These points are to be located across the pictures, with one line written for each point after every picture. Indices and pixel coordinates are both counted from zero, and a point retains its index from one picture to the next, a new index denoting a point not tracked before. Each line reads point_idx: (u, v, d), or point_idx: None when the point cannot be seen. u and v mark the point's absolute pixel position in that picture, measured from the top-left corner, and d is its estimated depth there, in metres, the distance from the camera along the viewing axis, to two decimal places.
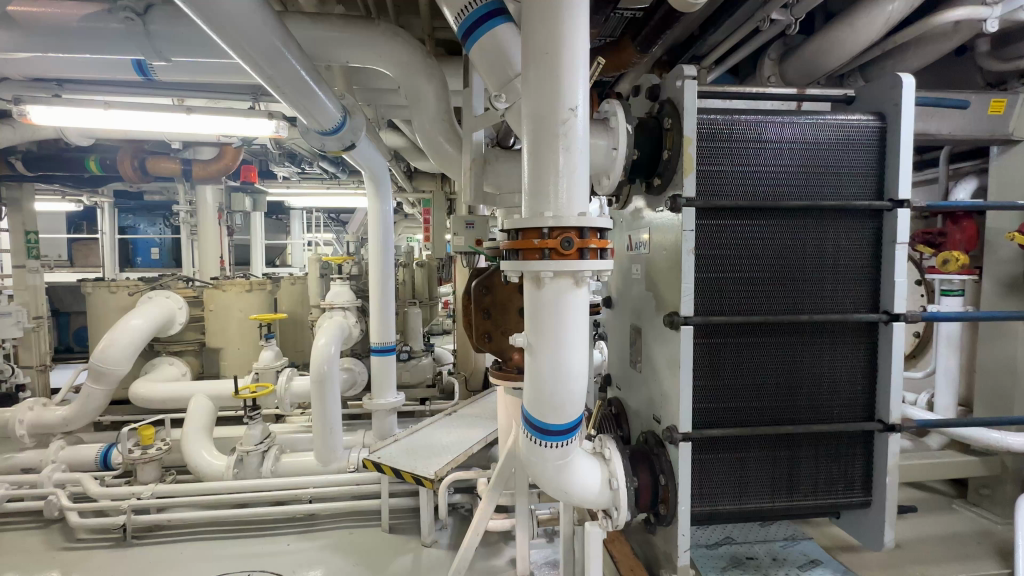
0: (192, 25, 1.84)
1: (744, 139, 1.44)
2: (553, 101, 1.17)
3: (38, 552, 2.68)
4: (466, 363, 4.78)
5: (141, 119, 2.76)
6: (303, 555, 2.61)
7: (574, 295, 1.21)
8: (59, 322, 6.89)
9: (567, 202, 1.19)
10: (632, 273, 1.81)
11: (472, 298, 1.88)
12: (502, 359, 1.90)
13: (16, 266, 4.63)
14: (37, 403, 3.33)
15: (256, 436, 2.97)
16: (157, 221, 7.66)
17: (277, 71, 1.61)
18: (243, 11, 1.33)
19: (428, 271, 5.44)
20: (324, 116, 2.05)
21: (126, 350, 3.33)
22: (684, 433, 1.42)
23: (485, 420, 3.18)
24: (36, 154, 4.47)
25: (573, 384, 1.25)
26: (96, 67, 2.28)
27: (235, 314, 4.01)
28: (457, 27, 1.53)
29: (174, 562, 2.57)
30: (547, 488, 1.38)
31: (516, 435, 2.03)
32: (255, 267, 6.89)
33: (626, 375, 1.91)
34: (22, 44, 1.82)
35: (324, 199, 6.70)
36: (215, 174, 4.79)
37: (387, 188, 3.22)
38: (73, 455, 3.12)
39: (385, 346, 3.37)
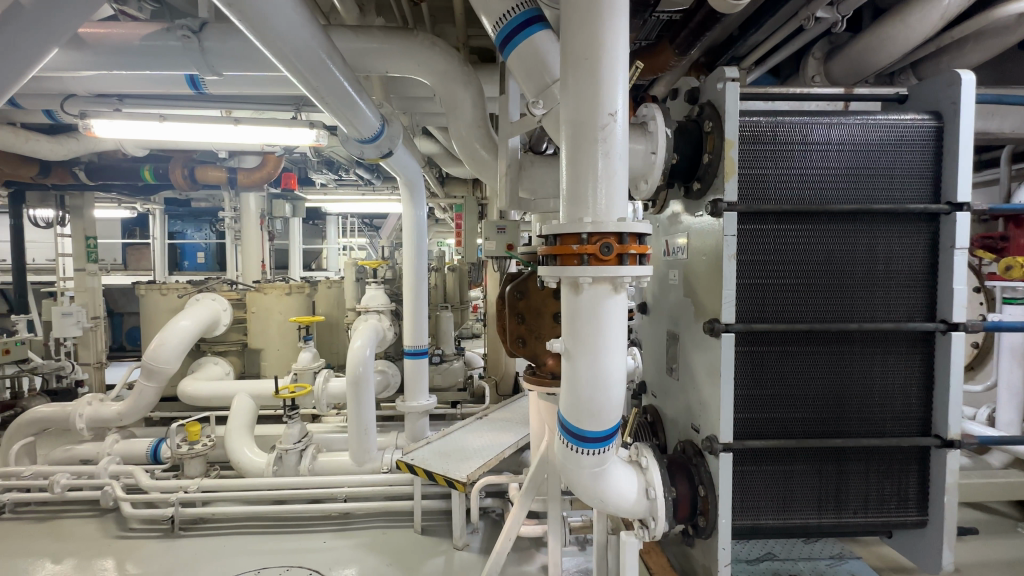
0: (241, 40, 1.94)
1: (788, 141, 1.40)
2: (592, 107, 1.17)
3: (95, 539, 2.84)
4: (497, 367, 4.80)
5: (193, 130, 2.91)
6: (339, 553, 2.67)
7: (613, 302, 1.20)
8: (114, 322, 7.36)
9: (606, 208, 1.18)
10: (669, 279, 1.78)
11: (507, 301, 1.89)
12: (535, 363, 1.89)
13: (77, 269, 4.95)
14: (95, 398, 3.53)
15: (294, 434, 3.07)
16: (204, 226, 8.06)
17: (322, 83, 1.67)
18: (292, 24, 1.38)
19: (459, 276, 5.50)
20: (364, 124, 2.11)
21: (175, 350, 3.50)
22: (725, 443, 1.39)
23: (517, 425, 3.19)
24: (96, 165, 4.77)
25: (611, 391, 1.23)
26: (152, 83, 2.41)
27: (275, 316, 4.16)
28: (495, 35, 1.54)
29: (217, 554, 2.67)
30: (582, 495, 1.37)
31: (549, 441, 2.02)
32: (292, 271, 7.14)
33: (661, 382, 1.88)
34: (89, 63, 1.94)
35: (360, 205, 6.88)
36: (258, 181, 5.00)
37: (421, 193, 3.28)
38: (127, 448, 3.30)
39: (418, 349, 3.41)
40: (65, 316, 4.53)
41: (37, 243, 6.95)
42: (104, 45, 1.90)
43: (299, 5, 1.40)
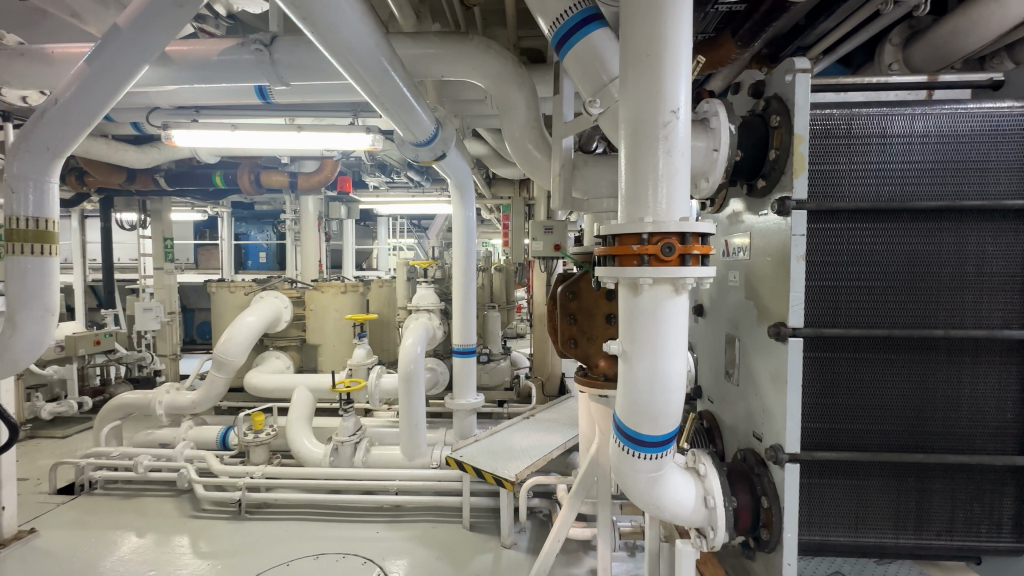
0: (307, 51, 2.03)
1: (864, 135, 1.32)
2: (653, 104, 1.15)
3: (172, 517, 3.07)
4: (542, 368, 4.80)
5: (261, 137, 3.09)
6: (391, 543, 2.76)
7: (674, 303, 1.17)
8: (186, 317, 7.95)
9: (667, 207, 1.16)
10: (728, 281, 1.71)
11: (558, 302, 1.88)
12: (587, 365, 1.87)
13: (157, 268, 5.39)
14: (172, 387, 3.81)
15: (349, 427, 3.21)
16: (265, 228, 8.56)
17: (383, 89, 1.73)
18: (358, 34, 1.44)
19: (506, 276, 5.54)
20: (419, 128, 2.16)
21: (242, 343, 3.73)
22: (792, 454, 1.32)
23: (564, 426, 3.16)
24: (174, 171, 5.16)
25: (669, 395, 1.20)
26: (226, 94, 2.58)
27: (332, 313, 4.35)
28: (552, 36, 1.54)
29: (279, 538, 2.83)
30: (636, 500, 1.34)
31: (600, 443, 2.00)
32: (346, 270, 7.44)
33: (719, 388, 1.81)
34: (173, 78, 2.11)
35: (409, 207, 7.06)
36: (317, 185, 5.24)
37: (471, 195, 3.32)
38: (200, 435, 3.55)
39: (466, 347, 3.46)
40: (146, 310, 4.93)
41: (122, 244, 7.61)
42: (187, 61, 2.05)
43: (365, 17, 1.46)
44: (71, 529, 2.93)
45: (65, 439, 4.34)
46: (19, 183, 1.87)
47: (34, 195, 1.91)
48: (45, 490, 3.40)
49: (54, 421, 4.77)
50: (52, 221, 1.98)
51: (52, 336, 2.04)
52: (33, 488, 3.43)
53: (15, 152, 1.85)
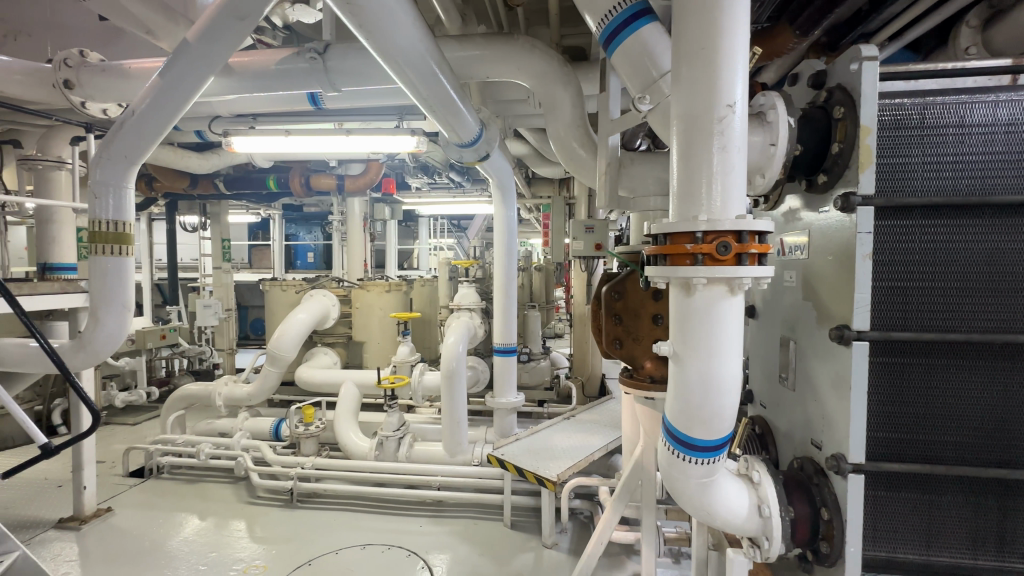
0: (359, 57, 2.09)
1: (937, 125, 1.23)
2: (709, 98, 1.11)
3: (231, 502, 3.26)
4: (582, 368, 4.74)
5: (313, 141, 3.23)
6: (434, 538, 2.81)
7: (729, 304, 1.13)
8: (241, 314, 8.40)
9: (722, 206, 1.12)
10: (783, 281, 1.64)
11: (603, 302, 1.86)
12: (632, 366, 1.84)
13: (216, 268, 5.73)
14: (230, 380, 4.02)
15: (394, 423, 3.30)
16: (313, 229, 8.93)
17: (431, 92, 1.77)
18: (409, 39, 1.48)
19: (545, 275, 5.54)
20: (464, 129, 2.19)
21: (293, 338, 3.91)
22: (856, 464, 1.25)
23: (606, 428, 3.12)
24: (232, 176, 5.47)
25: (723, 399, 1.17)
26: (282, 101, 2.71)
27: (377, 311, 4.48)
28: (600, 33, 1.53)
29: (328, 527, 2.94)
30: (687, 506, 1.31)
31: (645, 446, 1.96)
32: (389, 270, 7.65)
33: (772, 392, 1.74)
34: (235, 88, 2.23)
35: (450, 207, 7.17)
36: (362, 187, 5.41)
37: (513, 195, 3.33)
38: (255, 425, 3.74)
39: (507, 346, 3.47)
40: (206, 307, 5.24)
41: (185, 244, 8.13)
42: (248, 71, 2.16)
43: (415, 21, 1.49)
44: (141, 510, 3.15)
45: (136, 426, 4.69)
46: (101, 190, 2.04)
47: (113, 199, 2.07)
48: (120, 472, 3.68)
49: (127, 409, 5.15)
50: (128, 223, 2.13)
51: (127, 331, 2.24)
52: (109, 470, 3.72)
53: (97, 160, 2.02)
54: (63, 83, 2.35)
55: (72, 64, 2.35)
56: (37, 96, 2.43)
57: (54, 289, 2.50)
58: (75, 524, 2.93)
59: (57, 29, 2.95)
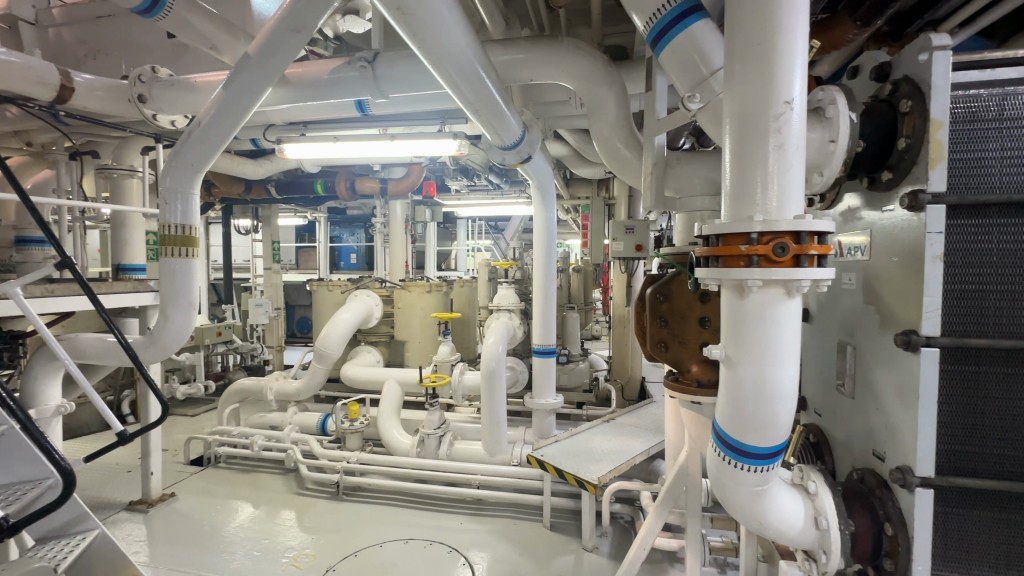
0: (406, 64, 2.15)
1: (1019, 116, 1.15)
2: (765, 95, 1.08)
3: (282, 493, 3.41)
4: (622, 370, 4.67)
5: (360, 147, 3.34)
6: (474, 535, 2.85)
7: (786, 307, 1.09)
8: (288, 313, 8.79)
9: (778, 206, 1.09)
10: (841, 284, 1.57)
11: (647, 304, 1.84)
12: (678, 370, 1.81)
13: (267, 268, 6.02)
14: (280, 375, 4.21)
15: (435, 420, 3.37)
16: (356, 231, 9.23)
17: (477, 96, 1.80)
18: (457, 45, 1.52)
19: (584, 277, 5.51)
20: (508, 132, 2.21)
21: (339, 337, 4.05)
22: (924, 477, 1.18)
23: (647, 432, 3.07)
24: (283, 181, 5.73)
25: (779, 405, 1.13)
26: (332, 109, 2.83)
27: (418, 311, 4.59)
28: (647, 32, 1.51)
29: (373, 520, 3.03)
30: (739, 515, 1.28)
31: (690, 451, 1.92)
32: (428, 270, 7.80)
33: (828, 400, 1.66)
34: (290, 97, 2.34)
35: (488, 209, 7.24)
36: (404, 190, 5.54)
37: (552, 197, 3.34)
38: (303, 420, 3.90)
39: (547, 347, 3.47)
40: (258, 306, 5.52)
41: (238, 246, 8.59)
42: (302, 81, 2.27)
43: (464, 28, 1.52)
44: (201, 496, 3.35)
45: (195, 417, 4.99)
46: (171, 196, 2.19)
47: (181, 205, 2.22)
48: (182, 461, 3.93)
49: (187, 401, 5.49)
50: (193, 227, 2.28)
51: (192, 327, 2.41)
52: (172, 458, 3.98)
53: (167, 169, 2.16)
54: (138, 97, 2.53)
55: (145, 80, 2.53)
56: (114, 110, 2.63)
57: (127, 288, 2.70)
58: (143, 507, 3.16)
59: (130, 47, 3.18)
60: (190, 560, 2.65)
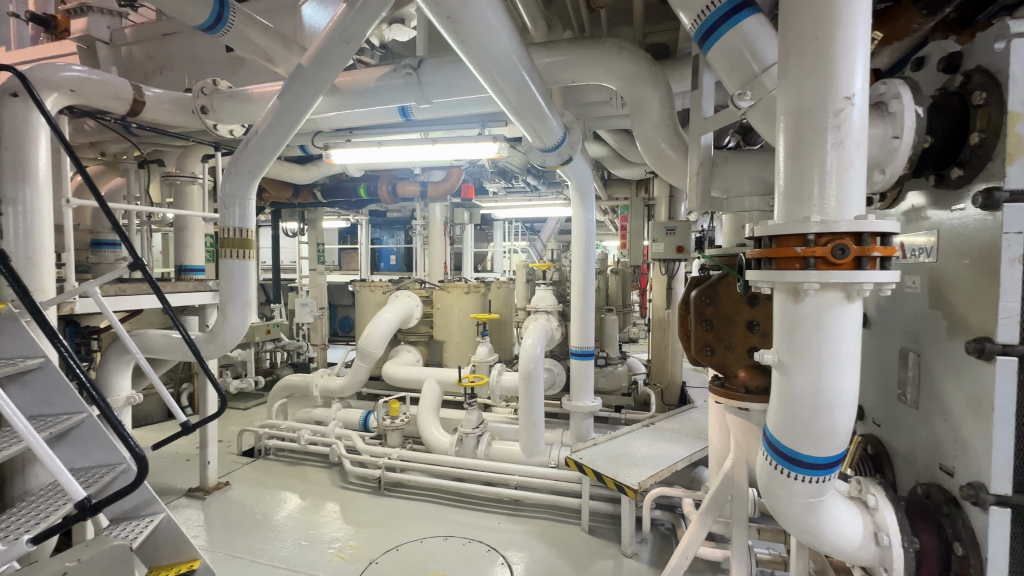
0: (449, 70, 2.19)
1: None
2: (823, 91, 1.04)
3: (326, 485, 3.54)
4: (662, 374, 4.59)
5: (403, 151, 3.43)
6: (512, 536, 2.86)
7: (845, 311, 1.05)
8: (332, 312, 9.11)
9: (838, 206, 1.04)
10: (905, 287, 1.48)
11: (692, 307, 1.80)
12: (725, 375, 1.76)
13: (313, 269, 6.27)
14: (325, 372, 4.37)
15: (473, 420, 3.41)
16: (396, 233, 9.46)
17: (521, 99, 1.81)
18: (503, 50, 1.54)
19: (622, 278, 5.44)
20: (549, 134, 2.22)
21: (381, 336, 4.17)
22: (998, 495, 1.10)
23: (689, 437, 3.00)
24: (328, 186, 5.96)
25: (837, 414, 1.08)
26: (376, 115, 2.91)
27: (456, 312, 4.66)
28: (695, 31, 1.48)
29: (413, 516, 3.10)
30: (791, 527, 1.24)
31: (737, 459, 1.86)
32: (465, 271, 7.90)
33: (889, 410, 1.57)
34: (339, 105, 2.44)
35: (525, 211, 7.26)
36: (443, 193, 5.63)
37: (591, 198, 3.31)
38: (346, 416, 4.04)
39: (585, 350, 3.44)
40: (303, 305, 5.74)
41: (286, 248, 8.98)
42: (350, 89, 2.36)
43: (510, 32, 1.54)
44: (253, 486, 3.53)
45: (246, 411, 5.25)
46: (231, 202, 2.32)
47: (239, 210, 2.35)
48: (235, 452, 4.15)
49: (239, 395, 5.79)
50: (250, 230, 2.40)
51: (248, 325, 2.54)
52: (226, 449, 4.20)
53: (228, 176, 2.29)
54: (201, 109, 2.70)
55: (207, 92, 2.70)
56: (179, 121, 2.81)
57: (189, 288, 2.88)
58: (201, 494, 3.35)
59: (193, 62, 3.40)
60: (243, 546, 2.79)
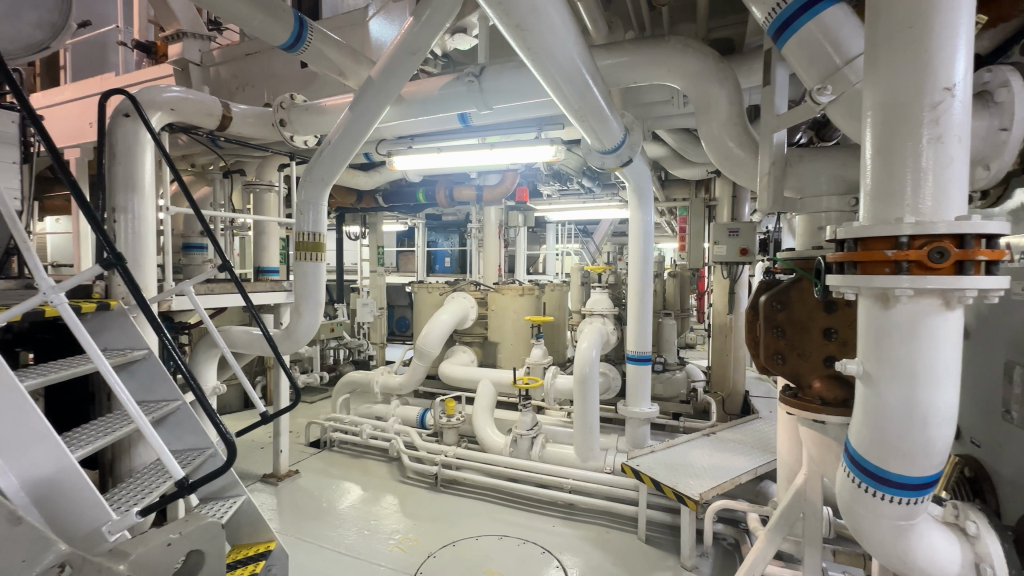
0: (512, 76, 2.23)
1: None
2: (917, 82, 0.97)
3: (386, 479, 3.68)
4: (723, 382, 4.39)
5: (462, 157, 3.52)
6: (566, 539, 2.85)
7: (943, 320, 0.97)
8: (390, 312, 9.47)
9: (935, 207, 0.97)
10: (1012, 294, 1.34)
11: (762, 313, 1.72)
12: (797, 385, 1.67)
13: (374, 271, 6.55)
14: (385, 370, 4.54)
15: (528, 422, 3.43)
16: (451, 236, 9.71)
17: (583, 103, 1.82)
18: (568, 55, 1.55)
19: (680, 282, 5.26)
20: (609, 137, 2.21)
21: (437, 336, 4.29)
22: None
23: (754, 450, 2.85)
24: (389, 191, 6.21)
25: (933, 431, 1.00)
26: (437, 122, 3.01)
27: (511, 313, 4.70)
28: (768, 25, 1.42)
29: (468, 513, 3.16)
30: (876, 551, 1.16)
31: (809, 474, 1.75)
32: (518, 274, 7.93)
33: (991, 430, 1.43)
34: (405, 114, 2.54)
35: (579, 213, 7.19)
36: (498, 196, 5.71)
37: (650, 199, 3.24)
38: (405, 413, 4.19)
39: (641, 354, 3.36)
40: (364, 306, 6.00)
41: (349, 250, 9.45)
42: (416, 98, 2.45)
43: (575, 37, 1.55)
44: (319, 475, 3.74)
45: (312, 405, 5.56)
46: (307, 208, 2.48)
47: (313, 215, 2.50)
48: (303, 442, 4.41)
49: (306, 389, 6.14)
50: (322, 234, 2.56)
51: (318, 325, 2.70)
52: (295, 440, 4.48)
53: (303, 184, 2.45)
54: (280, 122, 2.91)
55: (286, 106, 2.90)
56: (261, 134, 3.05)
57: (267, 288, 3.11)
58: (274, 480, 3.60)
59: (271, 79, 3.67)
60: (311, 531, 2.96)
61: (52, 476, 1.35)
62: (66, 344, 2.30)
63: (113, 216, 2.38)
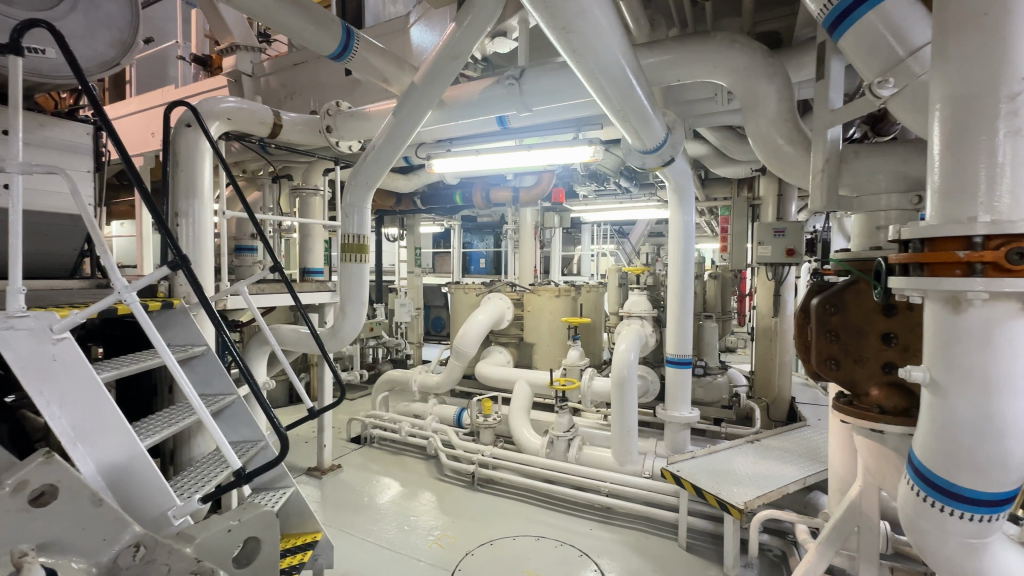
0: (552, 77, 2.23)
1: None
2: (993, 72, 0.91)
3: (424, 476, 3.75)
4: (766, 388, 4.29)
5: (499, 159, 3.54)
6: (604, 543, 2.82)
7: (1021, 325, 0.91)
8: (426, 312, 9.64)
9: (1014, 204, 0.90)
10: None
11: (814, 316, 1.65)
12: (853, 392, 1.60)
13: (411, 272, 6.69)
14: (423, 369, 4.62)
15: (564, 424, 3.42)
16: (486, 237, 9.79)
17: (625, 102, 1.80)
18: (611, 54, 1.54)
19: (722, 284, 5.11)
20: (651, 136, 2.18)
21: (474, 337, 4.34)
22: None
23: (802, 458, 2.74)
24: (426, 194, 6.33)
25: (1009, 444, 0.94)
26: (476, 125, 3.05)
27: (547, 314, 4.70)
28: (822, 17, 1.36)
29: (504, 513, 3.18)
30: (943, 569, 1.09)
31: (865, 486, 1.68)
32: (553, 274, 7.92)
33: None
34: (446, 118, 2.59)
35: (616, 214, 7.09)
36: (535, 198, 5.69)
37: (691, 199, 3.16)
38: (442, 411, 4.25)
39: (681, 358, 3.28)
40: (402, 306, 6.14)
41: (387, 252, 9.69)
42: (457, 103, 2.49)
43: (619, 36, 1.54)
44: (360, 470, 3.85)
45: (353, 401, 5.73)
46: (354, 211, 2.56)
47: (358, 217, 2.57)
48: (345, 438, 4.55)
49: (346, 386, 6.34)
50: (366, 236, 2.63)
51: (362, 323, 2.79)
52: (338, 435, 4.63)
53: (349, 187, 2.53)
54: (326, 128, 3.02)
55: (332, 113, 3.02)
56: (308, 140, 3.18)
57: (313, 288, 3.24)
58: (318, 473, 3.73)
59: (317, 87, 3.81)
60: (353, 524, 3.06)
61: (125, 462, 1.45)
62: (134, 340, 2.46)
63: (177, 219, 2.54)
